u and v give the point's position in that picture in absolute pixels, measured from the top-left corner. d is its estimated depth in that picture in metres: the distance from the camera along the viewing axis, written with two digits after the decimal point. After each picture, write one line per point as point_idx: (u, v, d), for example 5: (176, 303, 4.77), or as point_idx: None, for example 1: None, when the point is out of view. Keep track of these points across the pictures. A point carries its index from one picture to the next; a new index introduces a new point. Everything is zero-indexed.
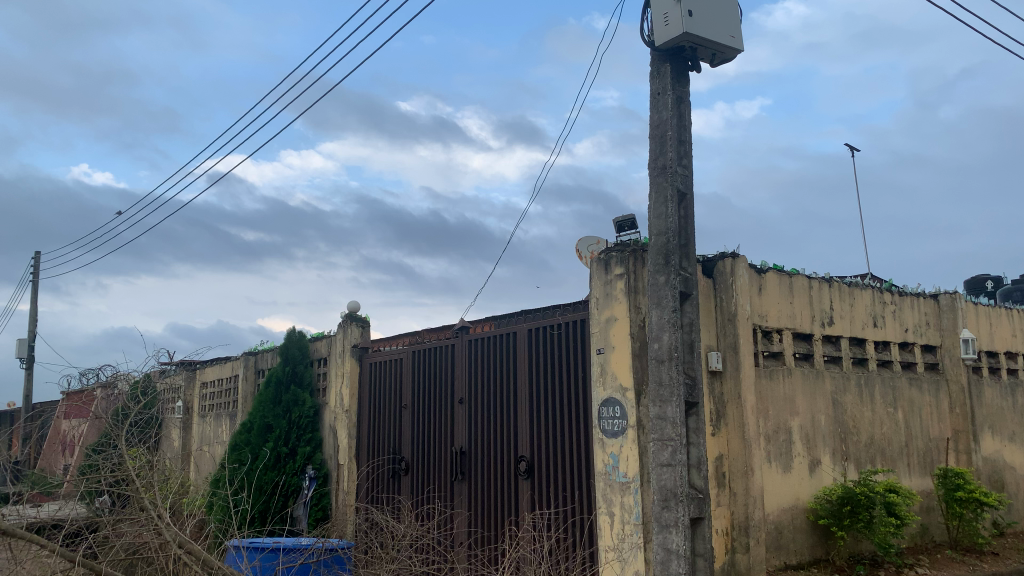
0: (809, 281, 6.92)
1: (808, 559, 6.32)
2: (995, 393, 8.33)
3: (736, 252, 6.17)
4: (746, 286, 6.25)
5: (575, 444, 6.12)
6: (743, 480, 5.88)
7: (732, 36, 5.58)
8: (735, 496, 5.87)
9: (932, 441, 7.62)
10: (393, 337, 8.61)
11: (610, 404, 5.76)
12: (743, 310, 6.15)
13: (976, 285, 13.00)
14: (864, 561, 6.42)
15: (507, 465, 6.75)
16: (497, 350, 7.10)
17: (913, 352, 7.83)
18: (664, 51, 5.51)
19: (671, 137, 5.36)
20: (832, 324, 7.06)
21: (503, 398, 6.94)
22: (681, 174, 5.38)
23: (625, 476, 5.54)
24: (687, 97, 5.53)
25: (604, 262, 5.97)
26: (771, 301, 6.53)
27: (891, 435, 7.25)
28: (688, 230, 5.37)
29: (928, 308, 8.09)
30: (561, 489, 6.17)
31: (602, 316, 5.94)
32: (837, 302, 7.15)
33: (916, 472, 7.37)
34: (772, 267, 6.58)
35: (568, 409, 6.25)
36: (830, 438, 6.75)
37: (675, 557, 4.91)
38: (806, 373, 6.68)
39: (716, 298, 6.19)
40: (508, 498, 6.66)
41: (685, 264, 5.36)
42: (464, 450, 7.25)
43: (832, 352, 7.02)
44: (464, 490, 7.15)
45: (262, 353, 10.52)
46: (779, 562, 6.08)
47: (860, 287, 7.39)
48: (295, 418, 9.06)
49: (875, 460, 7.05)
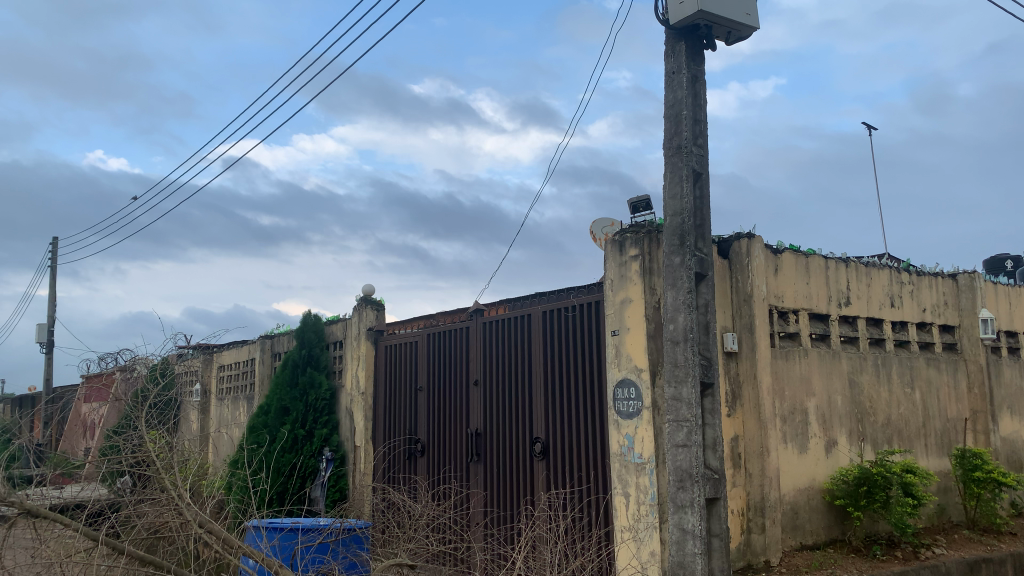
0: (825, 262, 6.87)
1: (824, 539, 6.32)
2: (1014, 373, 8.26)
3: (752, 232, 6.13)
4: (762, 266, 6.21)
5: (590, 424, 6.14)
6: (759, 461, 5.88)
7: (748, 14, 5.51)
8: (751, 477, 5.88)
9: (950, 421, 7.57)
10: (408, 320, 8.64)
11: (625, 385, 5.76)
12: (759, 291, 6.12)
13: (996, 265, 12.88)
14: (880, 541, 6.41)
15: (522, 446, 6.78)
16: (512, 332, 7.11)
17: (931, 332, 7.77)
18: (679, 29, 5.45)
19: (686, 117, 5.32)
20: (848, 304, 7.01)
21: (518, 379, 6.96)
22: (696, 153, 5.34)
23: (640, 457, 5.55)
24: (702, 76, 5.49)
25: (619, 244, 5.95)
26: (787, 281, 6.49)
27: (908, 416, 7.22)
28: (704, 211, 5.34)
29: (946, 288, 8.01)
30: (577, 470, 6.19)
31: (617, 298, 5.93)
32: (853, 282, 7.10)
33: (934, 453, 7.33)
34: (788, 247, 6.55)
35: (583, 391, 6.26)
36: (846, 418, 6.72)
37: (691, 538, 4.92)
38: (823, 354, 6.66)
39: (732, 279, 6.17)
40: (523, 479, 6.70)
41: (701, 244, 5.33)
42: (480, 431, 7.28)
43: (849, 333, 6.98)
44: (480, 471, 7.19)
45: (279, 336, 10.60)
46: (795, 542, 6.08)
47: (877, 266, 7.33)
48: (312, 401, 9.13)
49: (892, 440, 7.03)
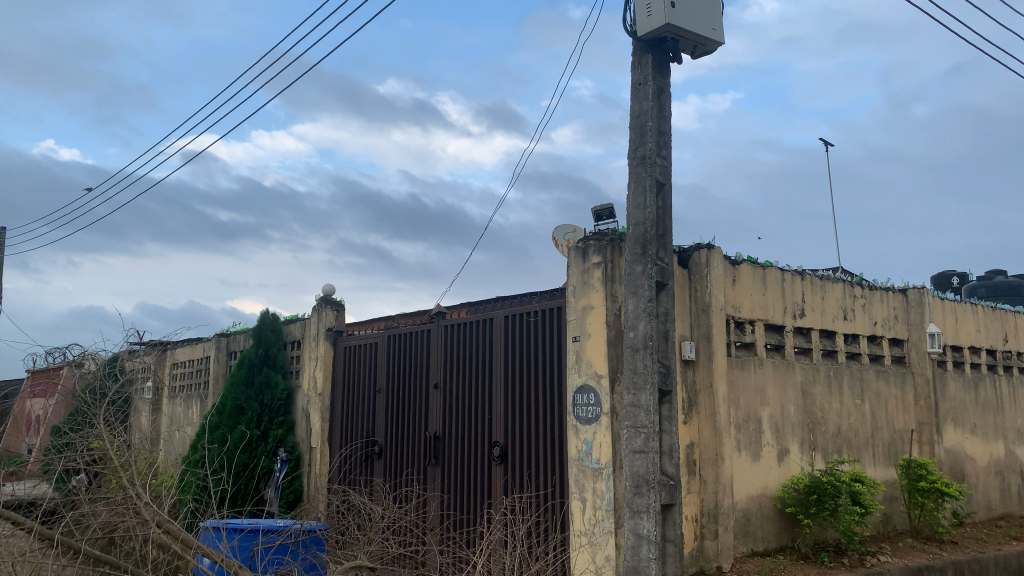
0: (781, 274, 7.02)
1: (774, 546, 6.45)
2: (958, 387, 8.49)
3: (712, 243, 6.25)
4: (721, 277, 6.32)
5: (549, 429, 6.19)
6: (712, 468, 5.98)
7: (713, 29, 5.62)
8: (705, 483, 5.98)
9: (897, 432, 7.78)
10: (368, 321, 8.61)
11: (584, 390, 5.82)
12: (717, 301, 6.23)
13: (943, 282, 13.34)
14: (829, 548, 6.55)
15: (480, 450, 6.80)
16: (472, 336, 7.12)
17: (880, 345, 7.98)
18: (646, 41, 5.53)
19: (651, 128, 5.41)
20: (803, 316, 7.18)
21: (478, 383, 6.98)
22: (659, 164, 5.42)
23: (598, 462, 5.61)
24: (668, 89, 5.59)
25: (582, 250, 6.01)
26: (744, 292, 6.63)
27: (858, 426, 7.41)
28: (665, 221, 5.45)
29: (897, 302, 8.22)
30: (535, 474, 6.23)
31: (579, 304, 5.98)
32: (808, 295, 7.26)
33: (881, 463, 7.53)
34: (746, 259, 6.68)
35: (543, 396, 6.31)
36: (798, 427, 6.87)
37: (645, 543, 4.99)
38: (776, 364, 6.80)
39: (691, 288, 6.29)
40: (481, 482, 6.72)
41: (662, 254, 5.43)
42: (438, 435, 7.28)
43: (803, 344, 7.14)
44: (437, 474, 7.20)
45: (235, 335, 10.46)
46: (746, 549, 6.20)
47: (831, 279, 7.51)
48: (267, 401, 9.02)
49: (842, 450, 7.21)
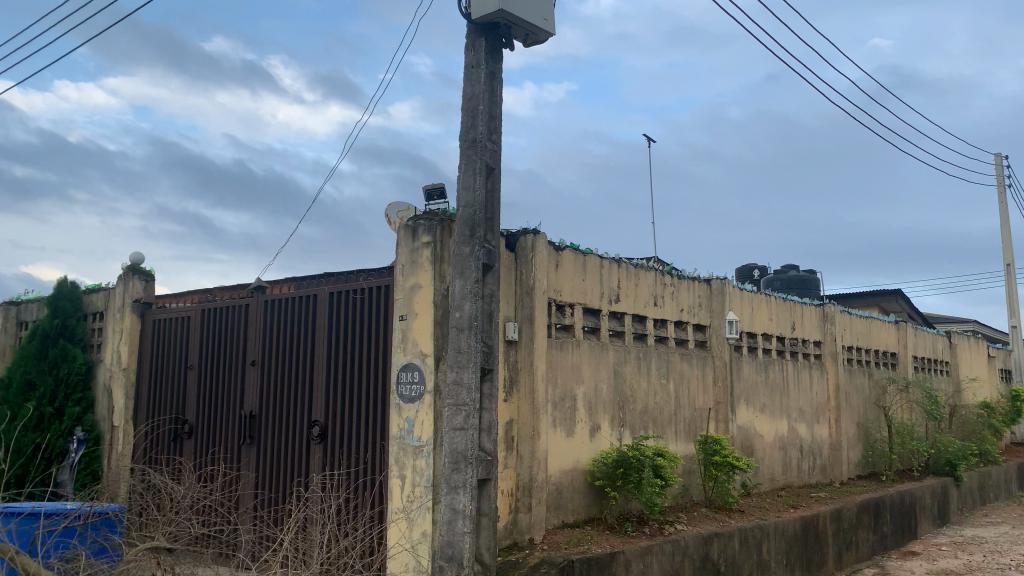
0: (600, 261, 7.36)
1: (583, 518, 6.80)
2: (752, 369, 9.30)
3: (537, 228, 6.43)
4: (544, 261, 6.53)
5: (371, 407, 6.16)
6: (529, 444, 6.20)
7: (545, 19, 5.76)
8: (521, 459, 6.20)
9: (697, 410, 8.42)
10: (182, 293, 8.14)
11: (408, 369, 5.84)
12: (540, 284, 6.44)
13: (746, 274, 14.55)
14: (632, 518, 7.00)
15: (299, 428, 6.65)
16: (294, 311, 6.93)
17: (686, 329, 8.56)
18: (480, 25, 5.57)
19: (482, 111, 5.48)
20: (618, 301, 7.57)
21: (298, 360, 6.81)
22: (489, 148, 5.51)
23: (418, 440, 5.66)
24: (500, 74, 5.68)
25: (412, 229, 5.99)
26: (566, 277, 6.89)
27: (663, 404, 7.94)
28: (494, 204, 5.55)
29: (702, 291, 8.85)
30: (354, 452, 6.19)
31: (406, 283, 5.98)
32: (623, 281, 7.68)
33: (682, 439, 8.13)
34: (569, 245, 6.94)
35: (365, 374, 6.26)
36: (609, 405, 7.27)
37: (461, 518, 5.11)
38: (593, 346, 7.14)
39: (516, 271, 6.45)
40: (299, 461, 6.57)
41: (489, 236, 5.53)
42: (254, 413, 7.03)
43: (617, 327, 7.54)
44: (252, 453, 6.96)
45: (26, 303, 9.55)
46: (557, 521, 6.50)
47: (644, 267, 7.97)
48: (63, 376, 8.36)
49: (648, 426, 7.71)
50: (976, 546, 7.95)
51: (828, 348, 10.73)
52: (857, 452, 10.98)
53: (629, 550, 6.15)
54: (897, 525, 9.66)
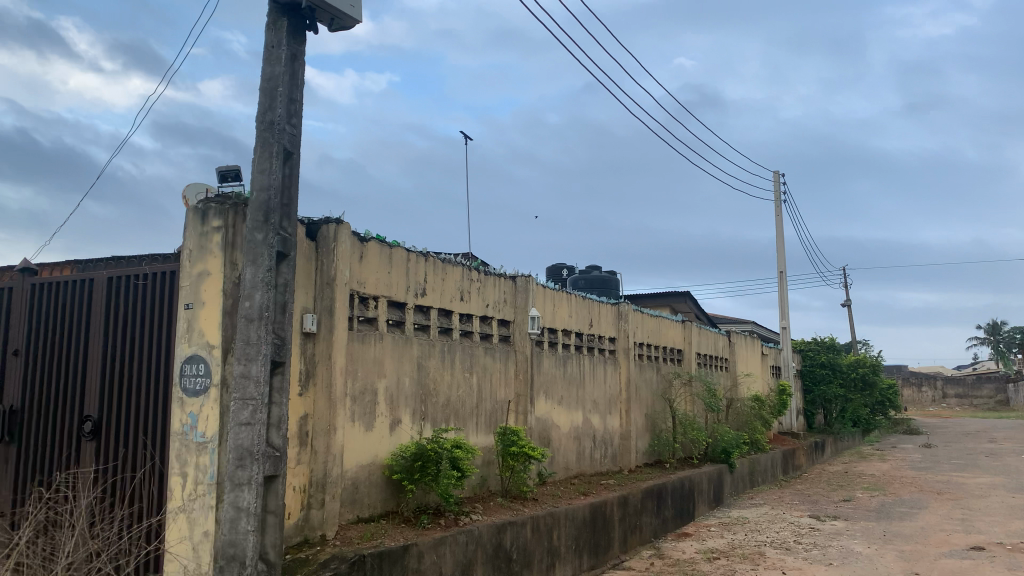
0: (406, 254, 7.32)
1: (379, 512, 6.75)
2: (551, 364, 9.65)
3: (340, 218, 6.29)
4: (347, 252, 6.41)
5: (150, 401, 5.76)
6: (324, 438, 6.07)
7: (352, 5, 5.66)
8: (315, 454, 6.05)
9: (498, 403, 8.62)
10: None
11: (194, 361, 5.51)
12: (341, 275, 6.31)
13: (555, 273, 15.13)
14: (428, 510, 7.05)
15: (68, 425, 6.09)
16: (67, 297, 6.33)
17: (490, 324, 8.72)
18: (282, 4, 5.37)
19: (281, 93, 5.27)
20: (423, 294, 7.58)
21: (70, 350, 6.23)
22: (288, 132, 5.32)
23: (203, 436, 5.36)
24: (302, 56, 5.51)
25: (202, 212, 5.65)
26: (369, 269, 6.81)
27: (464, 398, 8.05)
28: (291, 190, 5.36)
29: (506, 287, 9.06)
30: (130, 450, 5.76)
31: (194, 270, 5.64)
32: (429, 275, 7.70)
33: (482, 431, 8.29)
34: (373, 237, 6.85)
35: (146, 366, 5.85)
36: (411, 399, 7.26)
37: (244, 516, 4.90)
38: (396, 339, 7.11)
39: (317, 261, 6.27)
40: (66, 460, 6.02)
41: (285, 224, 5.34)
42: (14, 409, 6.35)
43: (421, 321, 7.55)
44: (11, 453, 6.29)
45: None
46: (351, 516, 6.41)
47: (451, 262, 8.03)
48: None
49: (449, 419, 7.79)
50: (741, 526, 8.75)
51: (623, 344, 11.37)
52: (645, 442, 11.73)
53: (422, 542, 6.18)
54: (677, 509, 10.43)
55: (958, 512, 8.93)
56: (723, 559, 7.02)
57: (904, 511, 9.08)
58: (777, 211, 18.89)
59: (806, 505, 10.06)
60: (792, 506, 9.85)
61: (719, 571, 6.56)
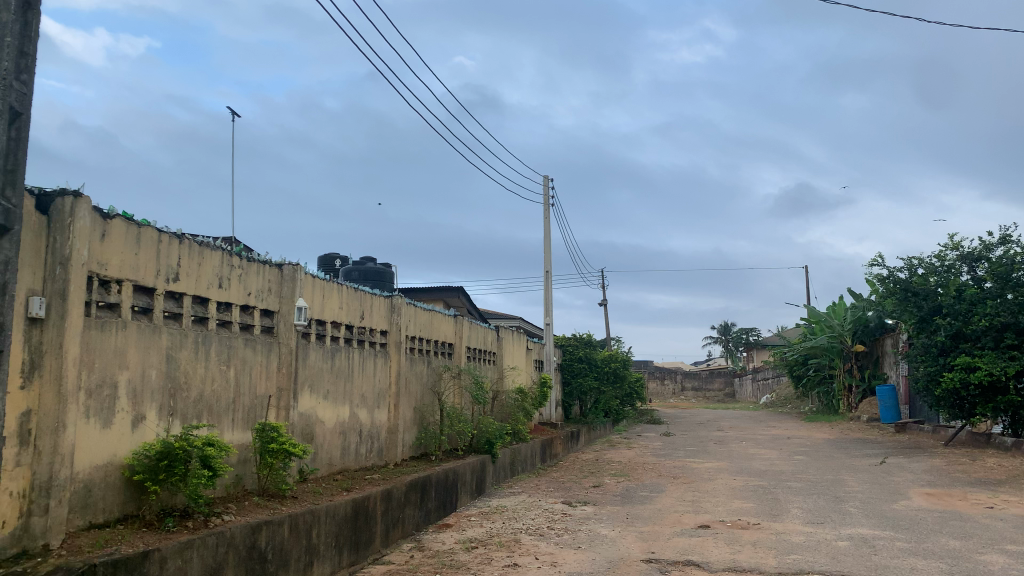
0: (158, 235, 6.72)
1: (115, 517, 6.14)
2: (318, 356, 9.34)
3: (79, 192, 5.63)
4: (86, 230, 5.75)
5: None
6: (51, 438, 5.41)
7: None
8: (39, 456, 5.37)
9: (257, 397, 8.19)
10: None
11: None
12: (78, 256, 5.66)
13: (327, 262, 14.73)
14: (173, 513, 6.52)
15: None
16: None
17: (252, 314, 8.24)
18: None
19: (8, 45, 4.61)
20: (176, 280, 7.00)
21: None
22: (16, 89, 4.67)
23: None
24: (37, 6, 4.89)
25: None
26: (113, 249, 6.17)
27: (220, 392, 7.56)
28: (17, 155, 4.72)
29: (272, 275, 8.61)
30: None
31: None
32: (184, 260, 7.12)
33: (239, 427, 7.84)
34: (120, 215, 6.22)
35: None
36: (158, 393, 6.68)
37: None
38: (142, 327, 6.50)
39: (48, 239, 5.56)
40: None
41: (9, 193, 4.68)
42: None
43: (173, 309, 6.98)
44: None
45: None
46: (81, 522, 5.78)
47: (210, 246, 7.49)
48: None
49: (202, 415, 7.28)
50: (499, 515, 9.04)
51: (393, 337, 11.28)
52: (411, 435, 11.75)
53: (165, 547, 5.70)
54: (440, 501, 10.55)
55: (690, 493, 9.90)
56: (480, 548, 7.22)
57: (645, 495, 9.90)
58: (546, 213, 19.76)
59: (560, 492, 10.63)
60: (547, 494, 10.36)
61: (476, 560, 6.72)
